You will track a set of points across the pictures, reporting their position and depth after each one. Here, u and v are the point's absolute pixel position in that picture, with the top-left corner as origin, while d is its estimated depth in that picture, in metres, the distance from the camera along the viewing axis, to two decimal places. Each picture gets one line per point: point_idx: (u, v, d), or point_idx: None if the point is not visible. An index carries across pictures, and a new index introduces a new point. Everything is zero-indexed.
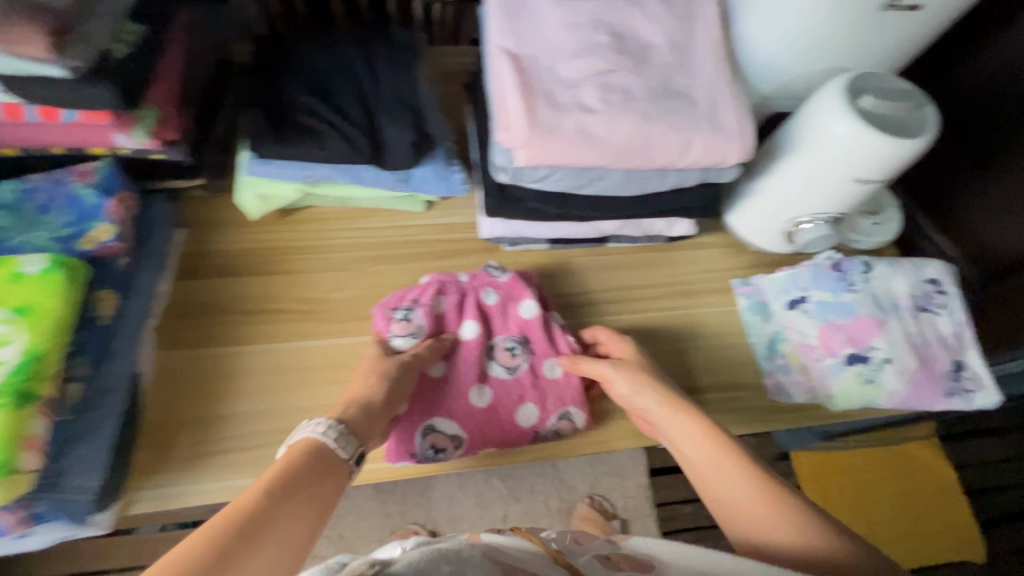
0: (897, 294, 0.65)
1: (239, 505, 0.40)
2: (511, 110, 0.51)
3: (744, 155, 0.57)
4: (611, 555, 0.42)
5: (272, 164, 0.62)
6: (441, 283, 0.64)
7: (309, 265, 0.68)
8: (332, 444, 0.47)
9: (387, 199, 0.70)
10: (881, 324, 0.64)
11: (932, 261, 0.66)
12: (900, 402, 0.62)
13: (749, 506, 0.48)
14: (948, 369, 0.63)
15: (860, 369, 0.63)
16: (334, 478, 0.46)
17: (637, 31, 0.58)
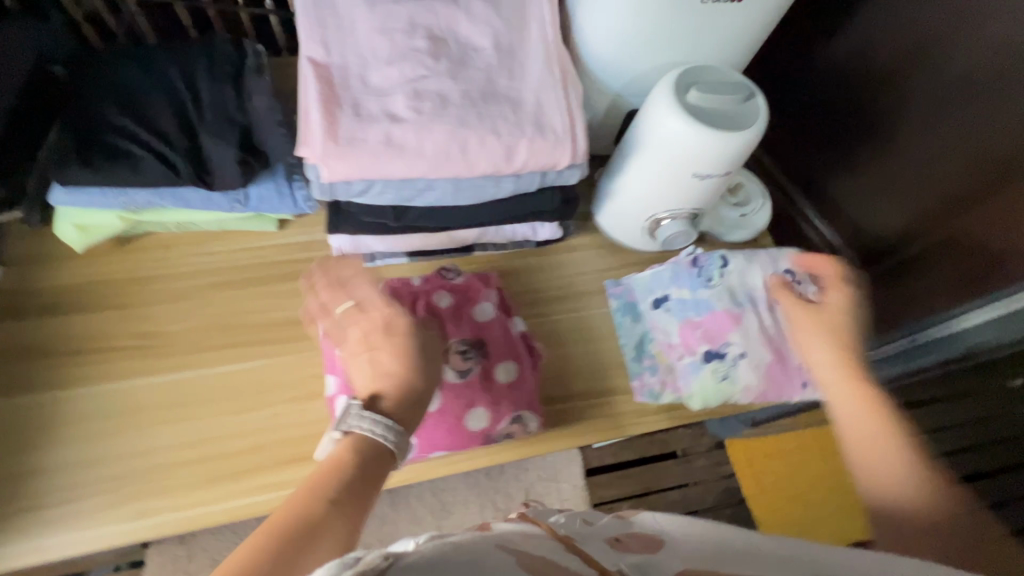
0: (752, 287, 0.66)
1: (286, 507, 0.35)
2: (312, 122, 0.49)
3: (576, 157, 0.56)
4: (620, 538, 0.41)
5: (82, 192, 0.57)
6: (393, 289, 0.60)
7: (145, 296, 0.63)
8: (380, 438, 0.41)
9: (232, 219, 0.66)
10: (737, 318, 0.64)
11: (786, 252, 0.67)
12: (756, 395, 0.64)
13: (881, 458, 0.45)
14: (803, 359, 0.64)
15: (716, 366, 0.63)
16: (385, 467, 0.41)
17: (460, 34, 0.56)
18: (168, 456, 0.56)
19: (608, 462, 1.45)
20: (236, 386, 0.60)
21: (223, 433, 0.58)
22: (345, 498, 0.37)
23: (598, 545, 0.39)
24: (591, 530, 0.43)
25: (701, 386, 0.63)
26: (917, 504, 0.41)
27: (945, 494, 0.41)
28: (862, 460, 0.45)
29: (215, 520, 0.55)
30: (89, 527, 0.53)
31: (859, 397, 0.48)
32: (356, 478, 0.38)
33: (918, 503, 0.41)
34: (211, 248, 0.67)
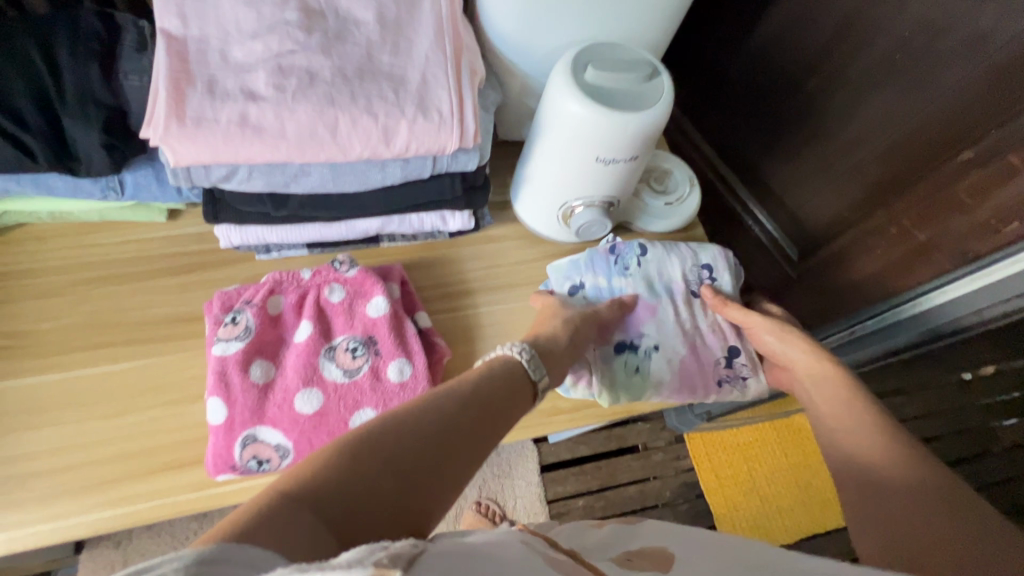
0: (671, 278, 0.63)
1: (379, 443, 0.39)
2: (158, 100, 0.44)
3: (467, 140, 0.52)
4: (630, 557, 0.39)
5: None
6: (275, 282, 0.56)
7: (14, 293, 0.59)
8: (525, 361, 0.51)
9: (113, 209, 0.61)
10: (653, 309, 0.62)
11: (710, 246, 0.65)
12: (670, 394, 0.60)
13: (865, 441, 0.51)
14: (721, 358, 0.62)
15: (627, 358, 0.60)
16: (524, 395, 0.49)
17: (340, 6, 0.52)
18: (27, 464, 0.52)
19: (564, 457, 1.42)
20: (111, 387, 0.56)
21: (91, 439, 0.54)
22: (495, 409, 0.46)
23: (608, 564, 0.38)
24: (603, 545, 0.42)
25: (613, 382, 0.59)
26: (899, 474, 0.47)
27: (924, 463, 0.47)
28: (857, 441, 0.51)
29: (77, 533, 0.52)
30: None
31: (841, 390, 0.55)
32: (502, 391, 0.47)
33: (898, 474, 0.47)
34: (93, 240, 0.63)
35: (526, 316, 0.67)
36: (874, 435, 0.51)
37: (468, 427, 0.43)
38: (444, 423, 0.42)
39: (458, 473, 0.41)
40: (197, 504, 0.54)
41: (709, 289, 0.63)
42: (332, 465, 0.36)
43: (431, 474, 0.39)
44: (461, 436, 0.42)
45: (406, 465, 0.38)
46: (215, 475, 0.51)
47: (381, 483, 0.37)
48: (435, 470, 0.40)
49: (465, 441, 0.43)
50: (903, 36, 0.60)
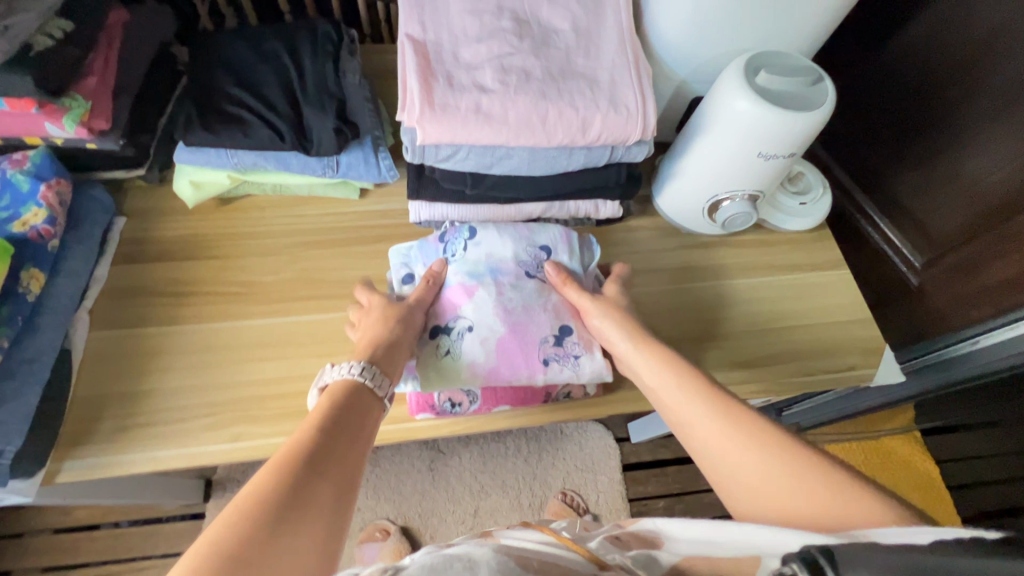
0: (499, 258, 0.63)
1: (260, 489, 0.39)
2: (410, 89, 0.54)
3: (646, 133, 0.59)
4: (620, 535, 0.46)
5: (202, 152, 0.65)
6: None
7: (242, 250, 0.71)
8: (368, 382, 0.52)
9: (321, 185, 0.73)
10: (471, 291, 0.61)
11: (544, 226, 0.65)
12: (485, 374, 0.59)
13: (748, 471, 0.46)
14: (549, 336, 0.61)
15: (440, 341, 0.60)
16: (371, 413, 0.51)
17: (542, 18, 0.61)
18: (257, 390, 0.63)
19: (646, 459, 1.45)
20: (319, 334, 0.66)
21: (306, 373, 0.64)
22: (361, 425, 0.49)
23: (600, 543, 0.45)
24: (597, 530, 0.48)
25: (423, 363, 0.60)
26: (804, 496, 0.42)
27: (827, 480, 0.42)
28: (751, 475, 0.45)
29: None
30: (185, 449, 0.59)
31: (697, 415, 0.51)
32: (353, 415, 0.49)
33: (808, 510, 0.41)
34: (299, 212, 0.74)
35: (666, 300, 0.73)
36: (757, 452, 0.46)
37: (347, 446, 0.46)
38: (323, 455, 0.43)
39: (351, 488, 0.43)
40: (390, 434, 0.64)
41: (551, 265, 0.63)
42: (230, 540, 0.35)
43: (329, 504, 0.41)
44: (330, 472, 0.42)
45: (304, 505, 0.39)
46: (416, 414, 0.63)
47: (285, 536, 0.37)
48: (331, 497, 0.41)
49: (347, 459, 0.45)
50: None
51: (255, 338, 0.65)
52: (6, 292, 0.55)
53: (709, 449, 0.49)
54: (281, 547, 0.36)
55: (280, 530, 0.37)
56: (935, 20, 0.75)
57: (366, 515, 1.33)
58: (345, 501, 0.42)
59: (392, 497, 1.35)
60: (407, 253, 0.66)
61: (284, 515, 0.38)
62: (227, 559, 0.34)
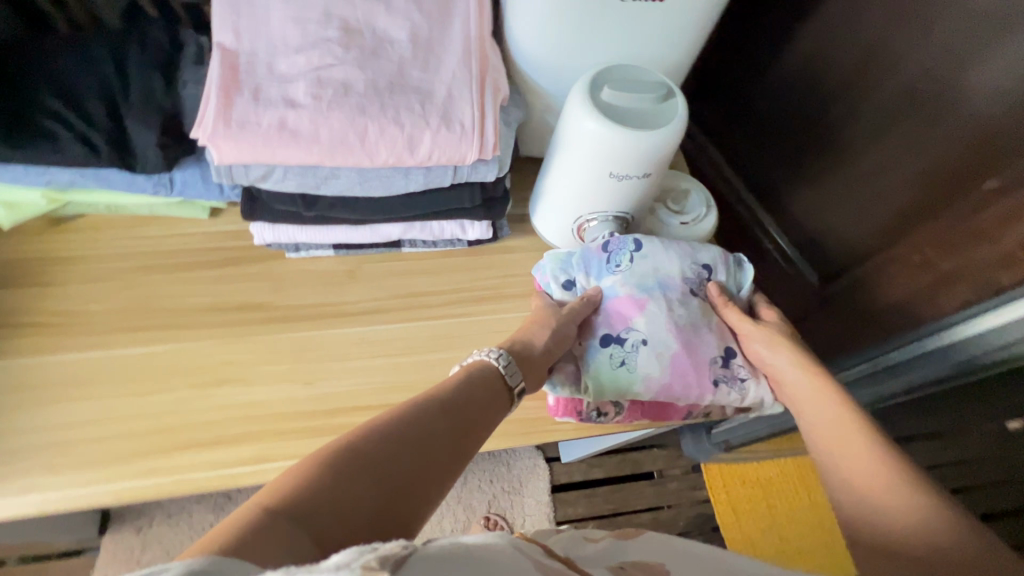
0: (668, 273, 0.61)
1: (400, 419, 0.43)
2: (210, 104, 0.49)
3: (486, 153, 0.55)
4: (623, 565, 0.41)
5: (6, 169, 0.58)
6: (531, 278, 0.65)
7: (67, 276, 0.64)
8: (502, 368, 0.53)
9: (162, 205, 0.67)
10: (642, 304, 0.59)
11: (708, 246, 0.63)
12: (659, 388, 0.59)
13: (866, 479, 0.48)
14: (719, 358, 0.60)
15: (613, 352, 0.59)
16: (500, 402, 0.51)
17: (377, 27, 0.56)
18: (64, 433, 0.57)
19: (577, 479, 1.38)
20: (148, 372, 0.60)
21: (123, 414, 0.58)
22: (484, 408, 0.49)
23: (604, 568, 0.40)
24: (597, 555, 0.42)
25: (594, 375, 0.59)
26: (904, 515, 0.45)
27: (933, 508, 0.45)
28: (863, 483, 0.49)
29: (102, 499, 0.56)
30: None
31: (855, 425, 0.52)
32: (483, 397, 0.49)
33: (906, 525, 0.45)
34: (139, 234, 0.68)
35: None
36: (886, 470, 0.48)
37: (456, 421, 0.46)
38: (441, 419, 0.44)
39: (451, 460, 0.43)
40: (215, 479, 0.57)
41: (714, 285, 0.63)
42: (358, 450, 0.39)
43: (417, 464, 0.41)
44: (445, 436, 0.44)
45: (413, 448, 0.41)
46: (558, 417, 0.63)
47: (366, 478, 0.38)
48: (419, 458, 0.41)
49: (450, 432, 0.45)
50: (924, 66, 0.61)
51: (71, 376, 0.59)
52: None
53: (859, 455, 0.50)
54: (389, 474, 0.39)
55: (391, 461, 0.39)
56: (811, 39, 0.73)
57: None
58: (440, 473, 0.42)
59: None
60: (566, 260, 0.64)
61: (402, 448, 0.41)
62: (349, 459, 0.38)
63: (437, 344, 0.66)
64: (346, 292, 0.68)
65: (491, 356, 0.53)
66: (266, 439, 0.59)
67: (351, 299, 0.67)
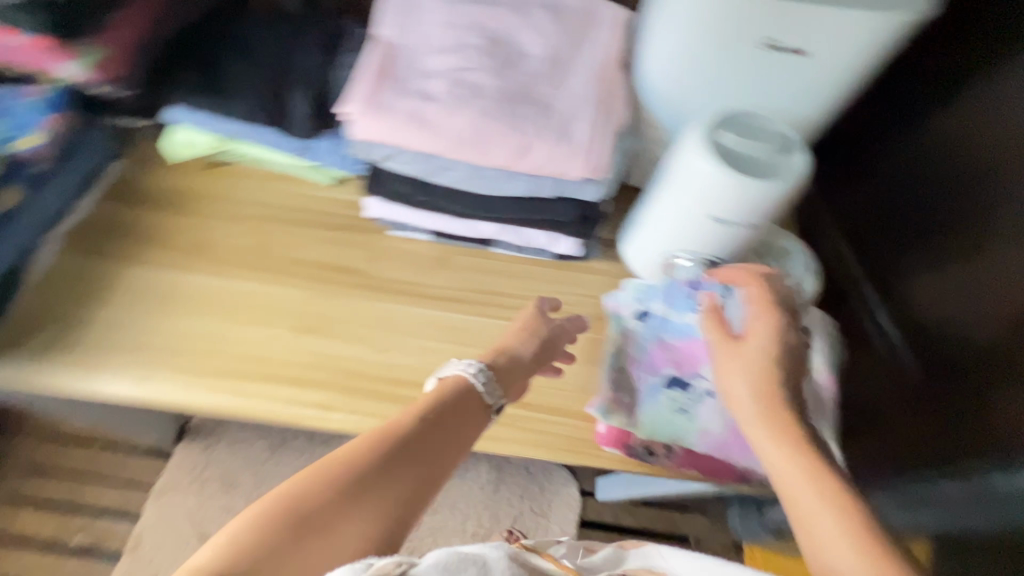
0: (751, 326, 0.62)
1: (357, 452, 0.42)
2: (361, 85, 0.56)
3: (593, 171, 0.57)
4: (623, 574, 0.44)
5: (192, 114, 0.71)
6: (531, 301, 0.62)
7: (212, 211, 0.75)
8: (478, 384, 0.50)
9: (298, 167, 0.76)
10: (716, 356, 0.64)
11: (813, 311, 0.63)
12: (713, 444, 0.61)
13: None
14: None
15: (677, 395, 0.63)
16: (475, 419, 0.49)
17: (516, 42, 0.61)
18: (178, 341, 0.66)
19: (608, 521, 1.33)
20: (256, 308, 0.68)
21: (226, 337, 0.66)
22: (450, 423, 0.47)
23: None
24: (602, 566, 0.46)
25: (654, 413, 0.63)
26: None
27: None
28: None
29: (193, 406, 0.63)
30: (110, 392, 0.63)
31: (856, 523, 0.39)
32: (455, 416, 0.47)
33: None
34: (276, 189, 0.77)
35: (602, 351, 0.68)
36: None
37: (421, 445, 0.44)
38: (403, 449, 0.43)
39: (414, 495, 0.43)
40: (284, 415, 0.63)
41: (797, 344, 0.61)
42: (316, 492, 0.39)
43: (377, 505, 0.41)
44: (411, 465, 0.43)
45: (377, 486, 0.41)
46: (604, 445, 0.62)
47: (324, 530, 0.38)
48: (379, 495, 0.41)
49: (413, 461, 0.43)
50: None
51: (198, 296, 0.69)
52: None
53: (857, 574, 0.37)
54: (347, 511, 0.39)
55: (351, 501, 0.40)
56: (975, 96, 0.60)
57: None
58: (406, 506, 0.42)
59: None
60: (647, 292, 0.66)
61: (363, 483, 0.41)
62: (304, 504, 0.39)
63: None
64: (433, 277, 0.72)
65: (469, 368, 0.51)
66: (337, 392, 0.64)
67: (436, 284, 0.72)
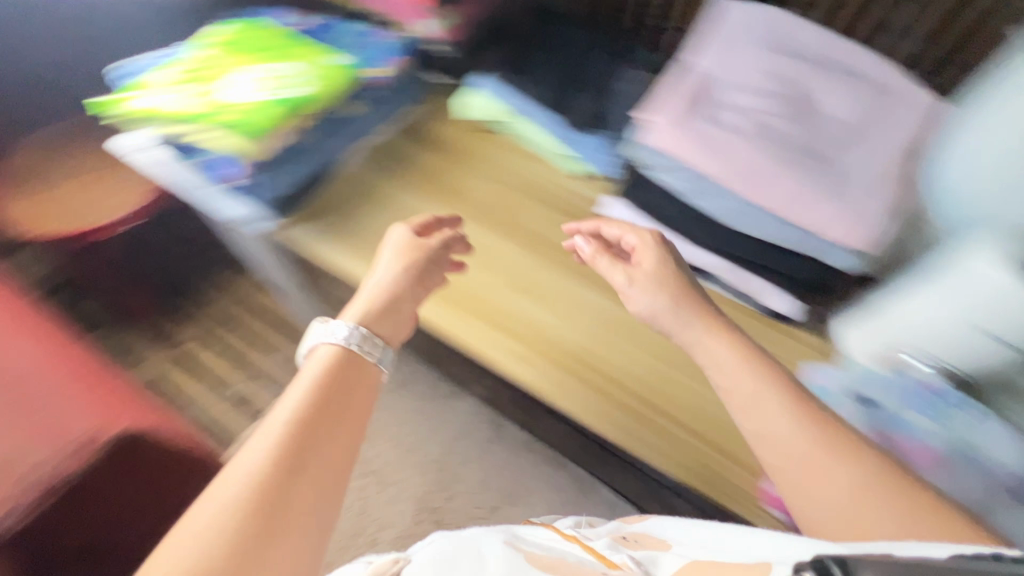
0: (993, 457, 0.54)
1: (281, 439, 0.43)
2: (666, 102, 0.63)
3: (862, 240, 0.57)
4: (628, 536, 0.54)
5: (498, 87, 0.83)
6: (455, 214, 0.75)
7: (473, 168, 0.86)
8: (360, 349, 0.54)
9: (555, 154, 0.83)
10: (944, 466, 0.56)
11: None
12: None
13: None
14: None
15: None
16: (366, 376, 0.52)
17: (817, 100, 0.64)
18: None
19: None
20: (479, 255, 0.77)
21: (455, 273, 0.76)
22: (348, 389, 0.50)
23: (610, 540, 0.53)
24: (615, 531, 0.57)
25: None
26: None
27: None
28: None
29: (413, 316, 0.73)
30: (344, 267, 0.76)
31: None
32: (348, 380, 0.51)
33: None
34: (525, 164, 0.86)
35: None
36: None
37: (334, 428, 0.46)
38: (296, 433, 0.44)
39: (336, 461, 0.45)
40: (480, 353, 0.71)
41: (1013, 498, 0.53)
42: (262, 494, 0.39)
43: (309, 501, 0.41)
44: (331, 437, 0.45)
45: (309, 465, 0.42)
46: (767, 506, 0.63)
47: (284, 532, 0.39)
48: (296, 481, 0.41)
49: (322, 441, 0.44)
50: None
51: None
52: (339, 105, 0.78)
53: None
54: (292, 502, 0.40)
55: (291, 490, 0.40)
56: None
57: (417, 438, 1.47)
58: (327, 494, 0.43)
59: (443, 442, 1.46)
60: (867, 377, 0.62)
61: (296, 467, 0.42)
62: (253, 514, 0.38)
63: (689, 372, 0.70)
64: None
65: (331, 345, 0.53)
66: (524, 353, 0.70)
67: None
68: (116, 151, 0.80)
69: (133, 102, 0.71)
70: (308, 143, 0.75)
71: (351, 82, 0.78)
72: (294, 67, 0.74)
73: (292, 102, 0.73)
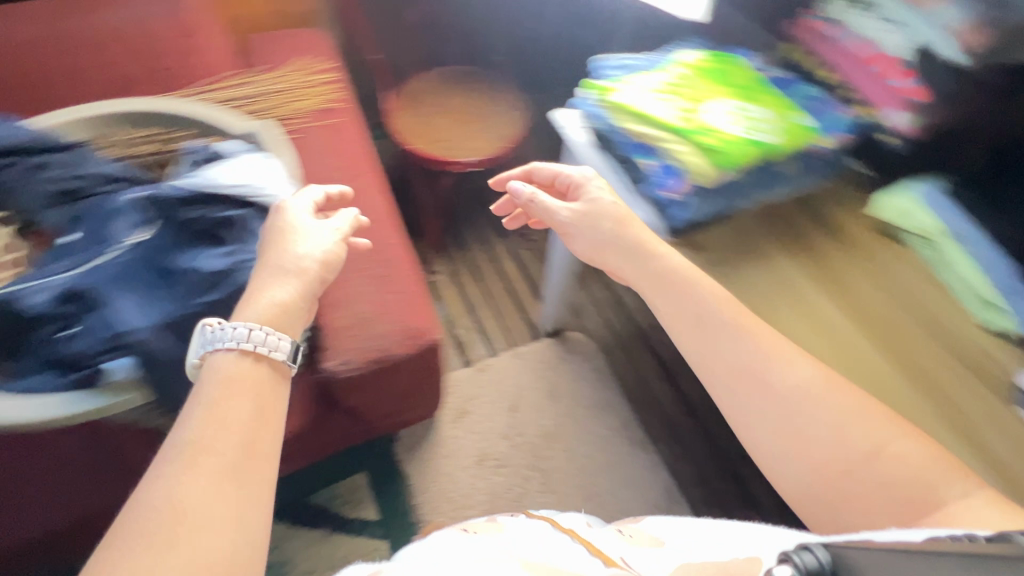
0: None
1: (192, 443, 0.51)
2: None
3: None
4: (622, 530, 0.69)
5: (937, 200, 0.76)
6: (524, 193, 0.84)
7: (864, 268, 0.80)
8: (260, 346, 0.62)
9: (970, 295, 0.74)
10: None
11: None
12: None
13: None
14: None
15: None
16: (269, 381, 0.61)
17: None
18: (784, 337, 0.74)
19: None
20: (850, 362, 0.72)
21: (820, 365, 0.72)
22: (267, 414, 0.57)
23: (612, 533, 0.67)
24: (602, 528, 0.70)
25: None
26: None
27: None
28: None
29: None
30: None
31: None
32: (245, 388, 0.58)
33: None
34: (923, 290, 0.78)
35: None
36: None
37: (244, 441, 0.53)
38: (220, 437, 0.52)
39: (237, 453, 0.52)
40: None
41: None
42: (176, 491, 0.47)
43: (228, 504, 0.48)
44: (241, 442, 0.53)
45: (212, 467, 0.50)
46: None
47: (190, 535, 0.45)
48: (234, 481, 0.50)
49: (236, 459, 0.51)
50: None
51: (813, 312, 0.77)
52: (788, 160, 0.79)
53: None
54: (197, 492, 0.48)
55: (198, 485, 0.48)
56: None
57: (590, 464, 1.47)
58: (239, 487, 0.50)
59: (612, 479, 1.45)
60: None
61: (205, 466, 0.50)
62: (170, 503, 0.46)
63: None
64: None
65: (226, 355, 0.61)
66: None
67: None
68: (559, 131, 0.88)
69: (623, 96, 0.79)
70: (746, 185, 0.77)
71: (811, 143, 0.79)
72: (772, 113, 0.78)
73: (763, 143, 0.76)
